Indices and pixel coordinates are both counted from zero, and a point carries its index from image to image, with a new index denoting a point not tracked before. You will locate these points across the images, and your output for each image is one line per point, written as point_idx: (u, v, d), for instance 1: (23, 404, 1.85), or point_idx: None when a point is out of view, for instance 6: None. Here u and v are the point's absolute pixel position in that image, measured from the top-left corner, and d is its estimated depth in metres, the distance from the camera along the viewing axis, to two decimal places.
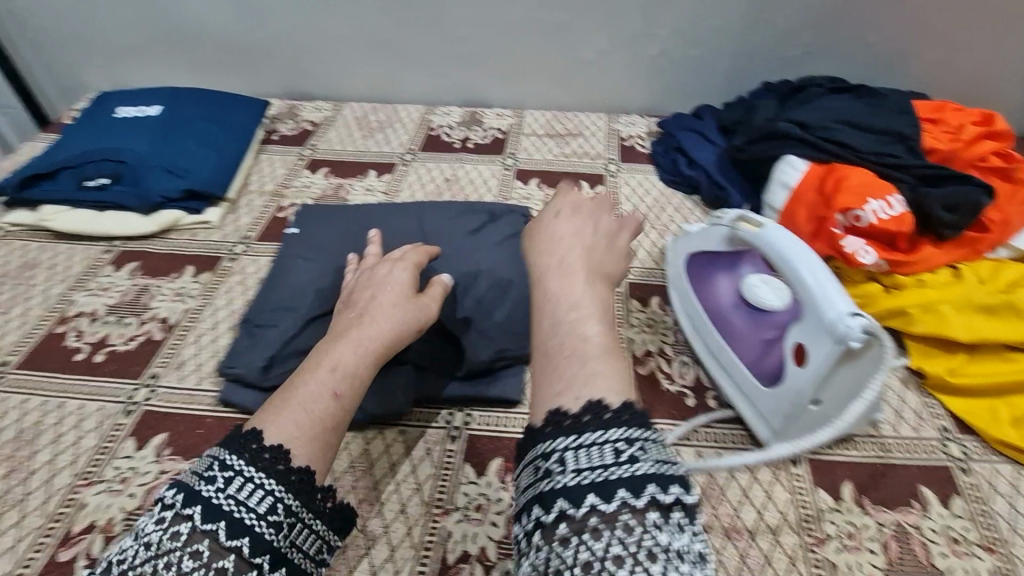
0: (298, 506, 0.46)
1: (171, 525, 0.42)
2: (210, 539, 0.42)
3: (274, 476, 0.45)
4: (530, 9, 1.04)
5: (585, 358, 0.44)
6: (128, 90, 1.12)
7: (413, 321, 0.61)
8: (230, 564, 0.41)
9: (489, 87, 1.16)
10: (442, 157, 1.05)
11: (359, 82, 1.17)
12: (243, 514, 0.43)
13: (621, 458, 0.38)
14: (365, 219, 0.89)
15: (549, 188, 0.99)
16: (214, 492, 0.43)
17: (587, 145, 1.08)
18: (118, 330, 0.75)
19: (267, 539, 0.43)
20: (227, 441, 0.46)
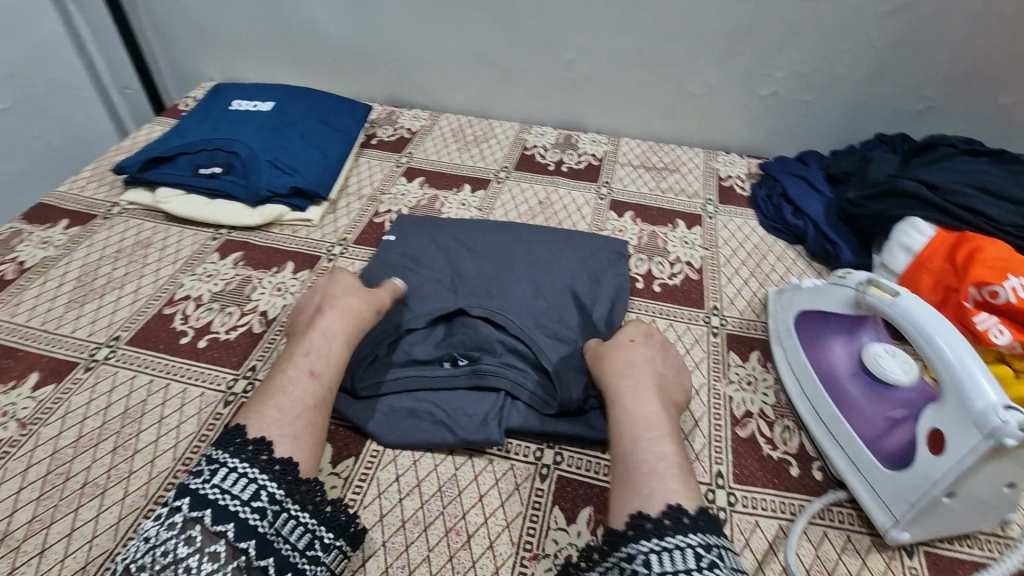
0: (281, 496, 0.53)
1: (167, 517, 0.50)
2: (200, 525, 0.50)
3: (256, 466, 0.53)
4: (644, 39, 1.03)
5: (661, 477, 0.53)
6: (242, 84, 1.17)
7: (369, 303, 0.72)
8: (221, 546, 0.49)
9: (587, 112, 1.15)
10: (536, 178, 1.05)
11: (458, 95, 1.19)
12: (227, 502, 0.51)
13: (700, 565, 0.46)
14: (461, 235, 0.89)
15: (644, 222, 0.96)
16: (202, 486, 0.51)
17: (684, 182, 1.05)
18: (222, 318, 0.78)
19: (251, 524, 0.50)
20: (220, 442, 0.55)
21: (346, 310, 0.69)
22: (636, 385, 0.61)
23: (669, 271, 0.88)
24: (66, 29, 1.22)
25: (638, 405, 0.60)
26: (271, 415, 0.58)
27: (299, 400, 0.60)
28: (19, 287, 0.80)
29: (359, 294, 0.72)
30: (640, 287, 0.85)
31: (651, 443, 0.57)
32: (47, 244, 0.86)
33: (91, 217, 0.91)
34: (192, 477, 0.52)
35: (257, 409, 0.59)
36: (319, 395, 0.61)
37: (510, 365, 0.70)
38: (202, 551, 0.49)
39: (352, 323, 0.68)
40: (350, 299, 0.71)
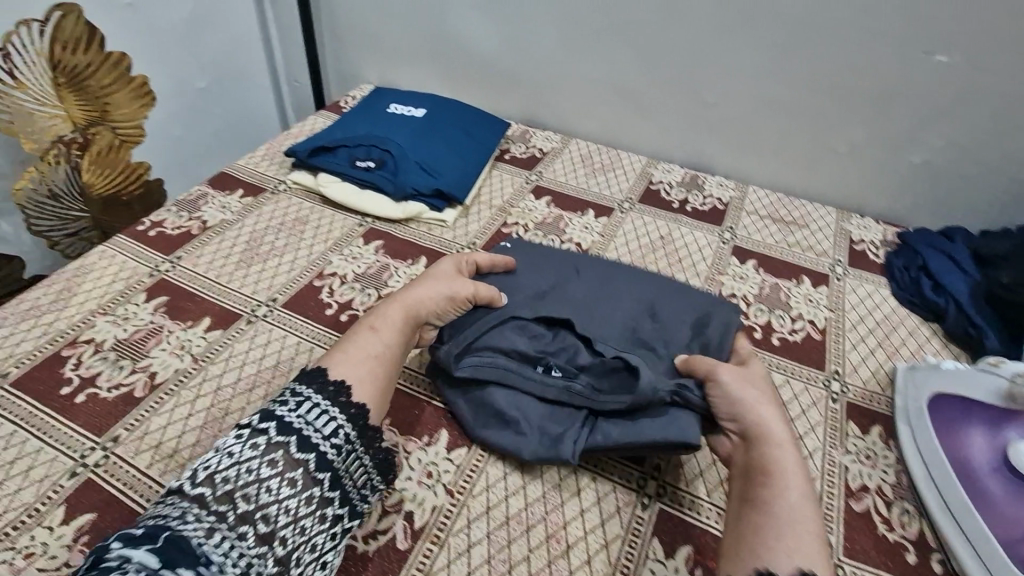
0: (353, 438, 0.58)
1: (250, 438, 0.54)
2: (282, 450, 0.54)
3: (336, 403, 0.59)
4: (791, 92, 1.03)
5: (789, 530, 0.52)
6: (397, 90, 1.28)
7: (449, 286, 0.74)
8: (299, 474, 0.54)
9: (718, 156, 1.15)
10: (659, 214, 1.06)
11: (592, 123, 1.23)
12: (311, 433, 0.56)
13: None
14: (582, 259, 0.89)
15: (766, 273, 0.95)
16: (286, 414, 0.57)
17: (812, 239, 1.02)
18: (361, 297, 0.85)
19: (328, 459, 0.56)
20: (319, 389, 0.60)
21: (427, 286, 0.73)
22: (773, 436, 0.59)
23: (789, 326, 0.86)
24: (260, 26, 1.40)
25: (763, 454, 0.58)
26: (340, 360, 0.64)
27: (362, 352, 0.65)
28: (201, 242, 0.92)
29: (444, 274, 0.75)
30: (757, 337, 0.84)
31: (778, 493, 0.55)
32: (225, 208, 0.99)
33: (261, 191, 1.04)
34: (278, 406, 0.57)
35: (341, 359, 0.64)
36: (384, 352, 0.67)
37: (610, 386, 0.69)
38: (282, 473, 0.53)
39: (424, 297, 0.72)
40: (433, 279, 0.75)
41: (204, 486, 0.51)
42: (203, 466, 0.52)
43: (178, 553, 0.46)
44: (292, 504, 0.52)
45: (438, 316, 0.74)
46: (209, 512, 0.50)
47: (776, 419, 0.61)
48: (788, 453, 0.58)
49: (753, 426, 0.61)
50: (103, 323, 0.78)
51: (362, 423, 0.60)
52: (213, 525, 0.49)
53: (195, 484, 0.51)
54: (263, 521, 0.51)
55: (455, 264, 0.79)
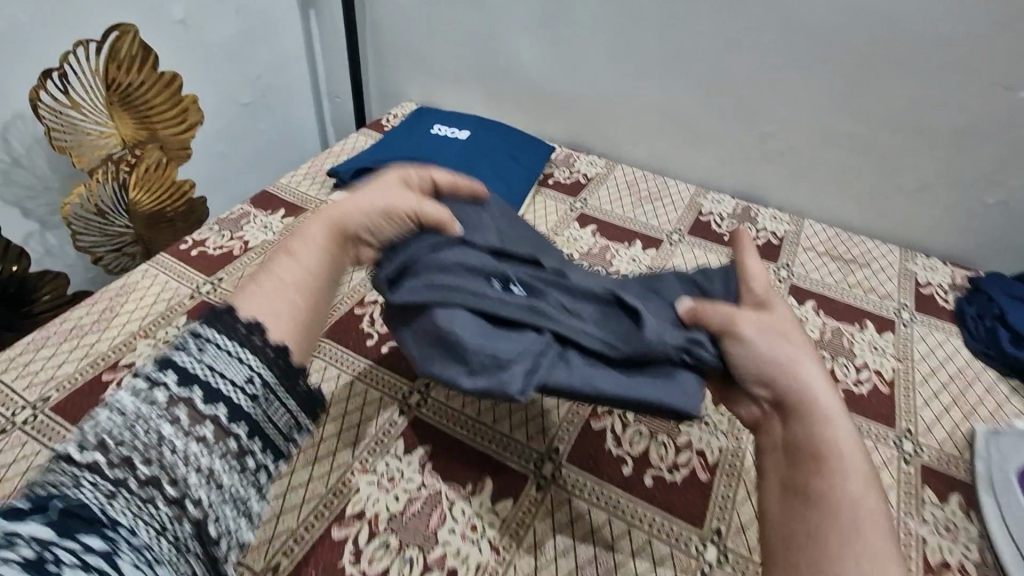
0: (273, 383, 0.46)
1: (146, 391, 0.42)
2: (186, 406, 0.42)
3: (247, 346, 0.46)
4: (857, 125, 0.98)
5: (856, 531, 0.46)
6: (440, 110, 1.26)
7: (387, 200, 0.60)
8: (204, 425, 0.42)
9: (772, 187, 1.11)
10: (710, 247, 1.02)
11: (639, 149, 1.19)
12: (219, 382, 0.44)
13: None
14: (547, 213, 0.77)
15: (827, 316, 0.89)
16: (183, 358, 0.44)
17: (875, 279, 0.97)
18: None
19: (248, 412, 0.44)
20: (212, 323, 0.46)
21: (354, 195, 0.59)
22: (827, 417, 0.52)
23: (854, 377, 0.81)
24: (305, 41, 1.40)
25: (811, 436, 0.51)
26: (249, 289, 0.50)
27: (280, 279, 0.51)
28: (243, 263, 0.91)
29: (381, 187, 0.61)
30: None
31: (840, 487, 0.48)
32: (267, 228, 0.98)
33: (303, 211, 1.02)
34: (174, 350, 0.44)
35: (250, 288, 0.50)
36: (311, 276, 0.53)
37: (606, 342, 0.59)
38: (189, 432, 0.42)
39: (355, 210, 0.58)
40: (362, 188, 0.61)
41: (96, 450, 0.39)
42: (91, 426, 0.40)
43: (75, 527, 0.35)
44: (211, 462, 0.42)
45: (370, 232, 0.59)
46: (105, 478, 0.39)
47: (825, 393, 0.53)
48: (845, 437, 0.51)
49: (794, 398, 0.54)
50: (144, 346, 0.77)
51: (290, 375, 0.47)
52: (112, 491, 0.38)
53: (83, 449, 0.39)
54: (173, 484, 0.40)
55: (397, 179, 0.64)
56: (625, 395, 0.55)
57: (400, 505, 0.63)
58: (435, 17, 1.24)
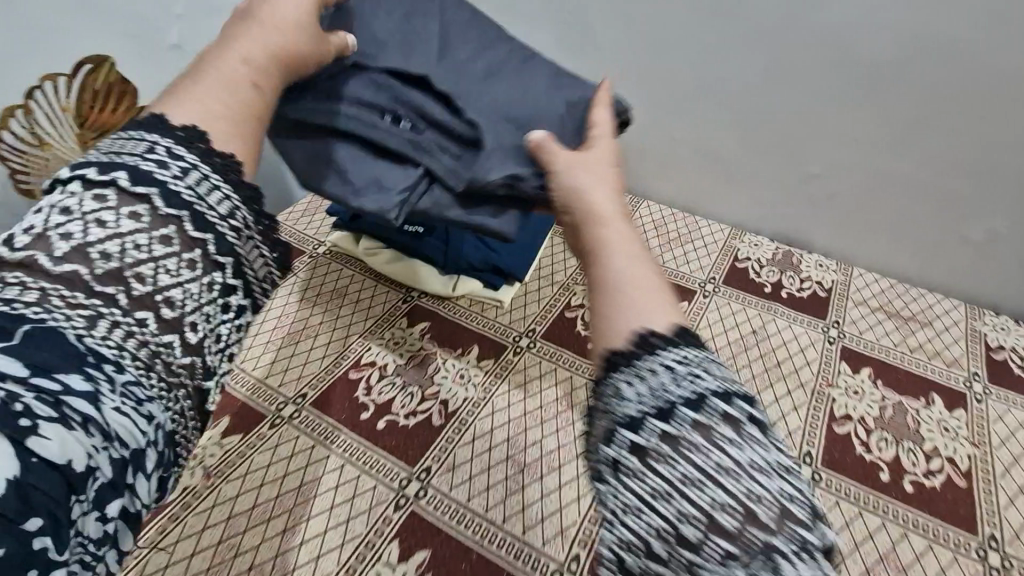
0: (251, 220, 0.43)
1: (125, 207, 0.39)
2: (173, 227, 0.40)
3: (222, 175, 0.42)
4: (916, 170, 0.88)
5: (622, 293, 0.40)
6: None
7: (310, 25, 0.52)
8: (178, 235, 0.40)
9: (816, 232, 1.01)
10: (749, 299, 0.91)
11: (668, 184, 1.09)
12: (204, 209, 0.41)
13: (677, 379, 0.36)
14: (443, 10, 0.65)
15: (887, 387, 0.78)
16: (151, 166, 0.40)
17: (939, 342, 0.85)
18: (403, 397, 0.73)
19: (230, 241, 0.42)
20: (165, 138, 0.42)
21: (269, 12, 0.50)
22: (596, 212, 0.47)
23: (924, 466, 0.70)
24: None
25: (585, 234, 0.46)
26: (190, 108, 0.45)
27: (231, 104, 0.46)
28: None
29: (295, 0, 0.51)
30: (885, 480, 0.68)
31: (607, 262, 0.43)
32: None
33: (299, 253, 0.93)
34: (143, 160, 0.40)
35: (188, 105, 0.45)
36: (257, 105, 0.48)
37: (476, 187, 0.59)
38: (179, 249, 0.40)
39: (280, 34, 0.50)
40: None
41: (75, 262, 0.37)
42: (64, 236, 0.38)
43: (55, 359, 0.33)
44: (184, 282, 0.40)
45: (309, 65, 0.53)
46: (87, 298, 0.37)
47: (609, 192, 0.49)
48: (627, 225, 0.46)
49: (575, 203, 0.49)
50: None
51: (256, 205, 0.44)
52: (95, 313, 0.36)
53: (56, 258, 0.37)
54: (166, 307, 0.39)
55: None
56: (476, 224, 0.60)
57: None
58: None
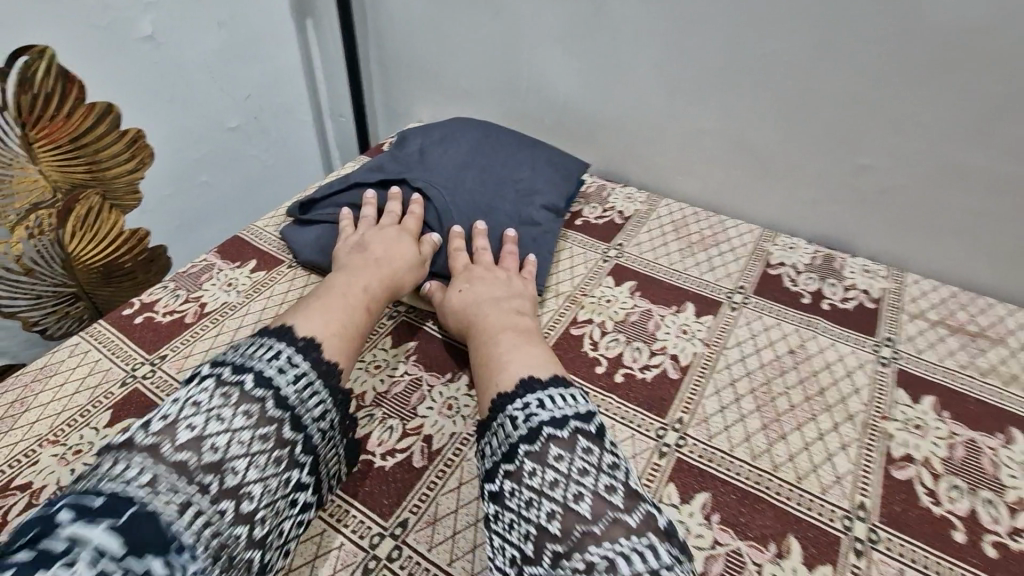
0: (339, 425, 0.56)
1: (240, 406, 0.49)
2: (276, 428, 0.50)
3: (325, 377, 0.55)
4: (989, 160, 0.75)
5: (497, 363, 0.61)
6: (432, 126, 1.00)
7: (405, 256, 0.75)
8: (275, 433, 0.49)
9: (863, 232, 0.88)
10: (784, 313, 0.78)
11: (691, 180, 0.97)
12: (304, 412, 0.52)
13: (518, 424, 0.52)
14: (467, 133, 0.95)
15: (954, 421, 0.65)
16: (272, 373, 0.52)
17: (1018, 364, 0.72)
18: (380, 432, 0.63)
19: (312, 441, 0.52)
20: (289, 344, 0.56)
21: (387, 248, 0.75)
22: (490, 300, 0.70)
23: (1007, 523, 0.57)
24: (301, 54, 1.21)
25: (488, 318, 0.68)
26: (305, 319, 0.60)
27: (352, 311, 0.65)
28: (194, 335, 0.73)
29: (404, 238, 0.77)
30: (959, 542, 0.56)
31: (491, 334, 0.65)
32: (231, 286, 0.80)
33: (277, 264, 0.84)
34: (264, 363, 0.53)
35: (308, 319, 0.60)
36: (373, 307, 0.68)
37: (403, 285, 0.74)
38: (272, 444, 0.49)
39: (389, 265, 0.72)
40: (382, 239, 0.76)
41: (187, 450, 0.45)
42: (186, 427, 0.47)
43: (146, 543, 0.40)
44: (263, 476, 0.48)
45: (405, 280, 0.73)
46: (188, 484, 0.44)
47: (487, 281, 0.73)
48: (500, 304, 0.70)
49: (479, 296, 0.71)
50: (48, 457, 0.60)
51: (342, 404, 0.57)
52: (188, 499, 0.43)
53: (176, 445, 0.45)
54: (246, 499, 0.46)
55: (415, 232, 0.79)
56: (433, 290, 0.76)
57: None
58: (448, 23, 1.04)
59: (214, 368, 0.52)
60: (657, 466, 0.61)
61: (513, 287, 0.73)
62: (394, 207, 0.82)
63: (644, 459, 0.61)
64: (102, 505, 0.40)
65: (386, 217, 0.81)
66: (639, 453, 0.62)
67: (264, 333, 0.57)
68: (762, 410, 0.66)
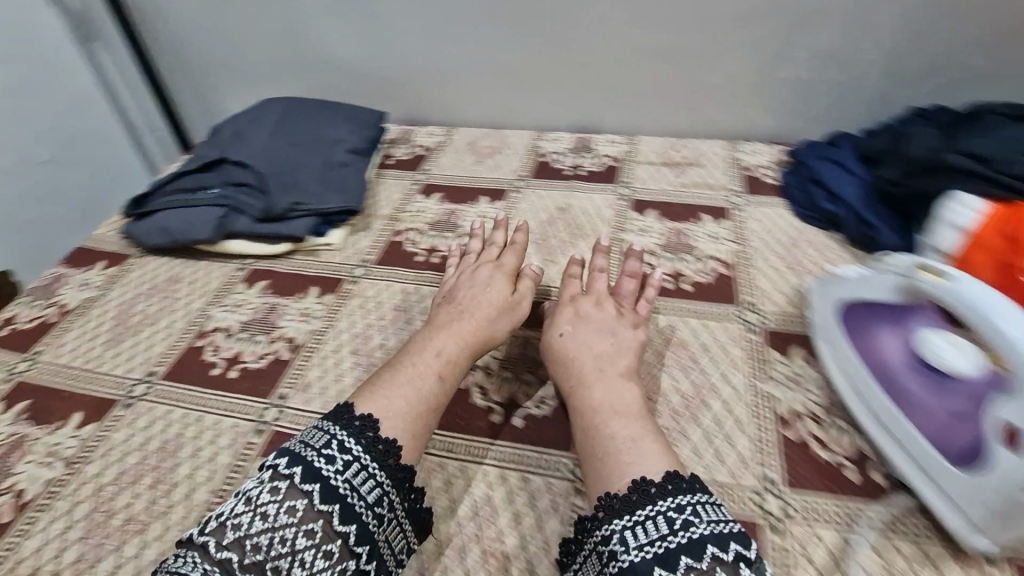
0: (399, 507, 0.55)
1: (288, 501, 0.51)
2: (323, 521, 0.51)
3: (371, 453, 0.55)
4: (659, 34, 1.02)
5: (622, 452, 0.56)
6: (241, 112, 1.12)
7: (493, 305, 0.72)
8: (321, 528, 0.51)
9: (605, 114, 1.14)
10: (554, 185, 1.03)
11: (474, 108, 1.19)
12: (354, 501, 0.52)
13: (675, 529, 0.49)
14: (272, 109, 1.08)
15: (668, 221, 0.93)
16: (321, 463, 0.53)
17: (709, 176, 1.02)
18: (251, 346, 0.78)
19: (367, 530, 0.52)
20: (346, 428, 0.56)
21: (468, 299, 0.73)
22: (599, 374, 0.64)
23: (698, 268, 0.85)
24: (97, 78, 1.24)
25: (601, 395, 0.62)
26: (374, 391, 0.61)
27: (427, 375, 0.64)
28: (63, 329, 0.82)
29: (495, 286, 0.74)
30: (669, 287, 0.82)
31: (613, 418, 0.59)
32: (85, 285, 0.89)
33: (125, 257, 0.94)
34: (309, 453, 0.54)
35: (378, 392, 0.61)
36: (457, 364, 0.66)
37: (491, 338, 0.70)
38: (318, 539, 0.50)
39: (475, 316, 0.71)
40: (472, 291, 0.74)
41: (231, 549, 0.49)
42: (233, 527, 0.50)
43: None
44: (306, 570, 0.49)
45: (494, 331, 0.71)
46: None
47: (595, 328, 0.68)
48: (608, 365, 0.65)
49: (580, 369, 0.65)
50: None
51: (394, 474, 0.55)
52: None
53: (223, 544, 0.49)
54: None
55: (507, 279, 0.76)
56: (273, 233, 0.90)
57: None
58: (230, 18, 1.15)
59: (276, 456, 0.54)
60: None
61: (623, 342, 0.68)
62: (490, 250, 0.81)
63: None
64: None
65: (487, 251, 0.81)
66: None
67: (339, 409, 0.58)
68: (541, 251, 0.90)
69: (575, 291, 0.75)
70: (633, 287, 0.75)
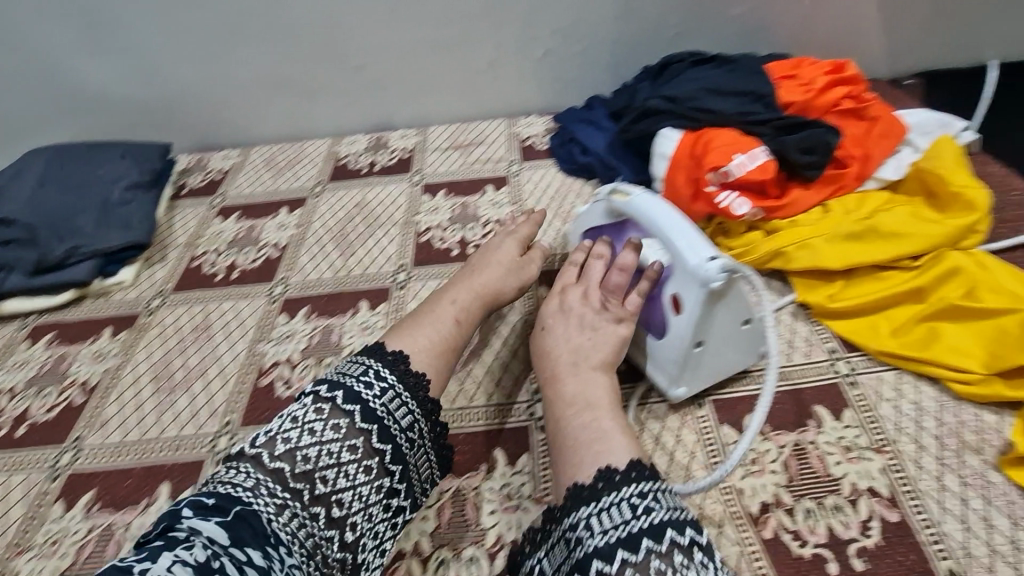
0: (427, 433, 0.57)
1: (332, 418, 0.52)
2: (364, 439, 0.52)
3: (401, 382, 0.56)
4: (420, 31, 1.11)
5: (590, 443, 0.54)
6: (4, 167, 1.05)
7: (507, 260, 0.74)
8: (363, 444, 0.52)
9: (395, 111, 1.22)
10: (351, 184, 1.09)
11: (267, 125, 1.21)
12: (390, 424, 0.54)
13: (638, 513, 0.47)
14: (38, 158, 1.03)
15: (455, 197, 1.03)
16: (361, 387, 0.54)
17: (490, 152, 1.13)
18: (39, 401, 0.76)
19: (402, 451, 0.54)
20: (380, 359, 0.57)
21: (482, 254, 0.75)
22: (574, 365, 0.62)
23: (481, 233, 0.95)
24: None
25: (574, 387, 0.60)
26: (402, 329, 0.63)
27: (446, 317, 0.66)
28: None
29: (511, 245, 0.75)
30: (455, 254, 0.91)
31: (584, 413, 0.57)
32: None
33: None
34: (352, 378, 0.55)
35: (405, 331, 0.63)
36: (472, 313, 0.68)
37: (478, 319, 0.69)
38: (360, 455, 0.52)
39: (492, 266, 0.73)
40: (488, 248, 0.75)
41: (283, 460, 0.50)
42: (284, 440, 0.51)
43: (248, 536, 0.45)
44: (347, 485, 0.51)
45: (504, 285, 0.72)
46: (285, 488, 0.49)
47: (577, 322, 0.66)
48: (583, 360, 0.63)
49: (553, 362, 0.63)
50: None
51: (426, 406, 0.57)
52: (285, 502, 0.49)
53: (275, 455, 0.51)
54: (337, 507, 0.50)
55: (524, 243, 0.77)
56: (52, 283, 0.88)
57: (70, 558, 0.60)
58: None
59: (316, 383, 0.55)
60: (271, 308, 0.85)
61: (602, 337, 0.65)
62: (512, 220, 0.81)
63: (262, 308, 0.85)
64: (214, 502, 0.47)
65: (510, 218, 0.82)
66: (256, 308, 0.85)
67: (372, 346, 0.59)
68: (339, 246, 0.95)
69: (569, 280, 0.71)
70: (621, 282, 0.68)
